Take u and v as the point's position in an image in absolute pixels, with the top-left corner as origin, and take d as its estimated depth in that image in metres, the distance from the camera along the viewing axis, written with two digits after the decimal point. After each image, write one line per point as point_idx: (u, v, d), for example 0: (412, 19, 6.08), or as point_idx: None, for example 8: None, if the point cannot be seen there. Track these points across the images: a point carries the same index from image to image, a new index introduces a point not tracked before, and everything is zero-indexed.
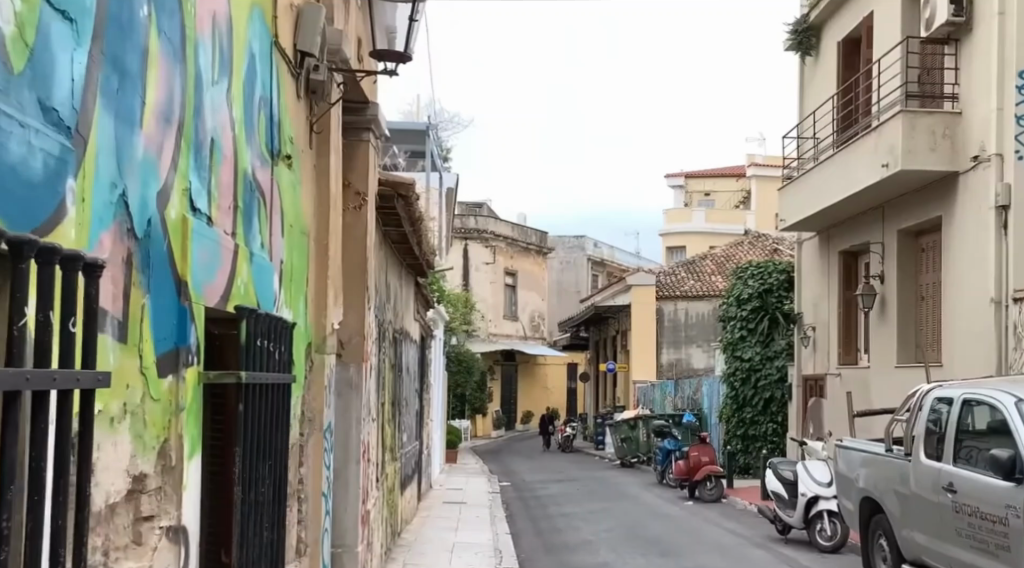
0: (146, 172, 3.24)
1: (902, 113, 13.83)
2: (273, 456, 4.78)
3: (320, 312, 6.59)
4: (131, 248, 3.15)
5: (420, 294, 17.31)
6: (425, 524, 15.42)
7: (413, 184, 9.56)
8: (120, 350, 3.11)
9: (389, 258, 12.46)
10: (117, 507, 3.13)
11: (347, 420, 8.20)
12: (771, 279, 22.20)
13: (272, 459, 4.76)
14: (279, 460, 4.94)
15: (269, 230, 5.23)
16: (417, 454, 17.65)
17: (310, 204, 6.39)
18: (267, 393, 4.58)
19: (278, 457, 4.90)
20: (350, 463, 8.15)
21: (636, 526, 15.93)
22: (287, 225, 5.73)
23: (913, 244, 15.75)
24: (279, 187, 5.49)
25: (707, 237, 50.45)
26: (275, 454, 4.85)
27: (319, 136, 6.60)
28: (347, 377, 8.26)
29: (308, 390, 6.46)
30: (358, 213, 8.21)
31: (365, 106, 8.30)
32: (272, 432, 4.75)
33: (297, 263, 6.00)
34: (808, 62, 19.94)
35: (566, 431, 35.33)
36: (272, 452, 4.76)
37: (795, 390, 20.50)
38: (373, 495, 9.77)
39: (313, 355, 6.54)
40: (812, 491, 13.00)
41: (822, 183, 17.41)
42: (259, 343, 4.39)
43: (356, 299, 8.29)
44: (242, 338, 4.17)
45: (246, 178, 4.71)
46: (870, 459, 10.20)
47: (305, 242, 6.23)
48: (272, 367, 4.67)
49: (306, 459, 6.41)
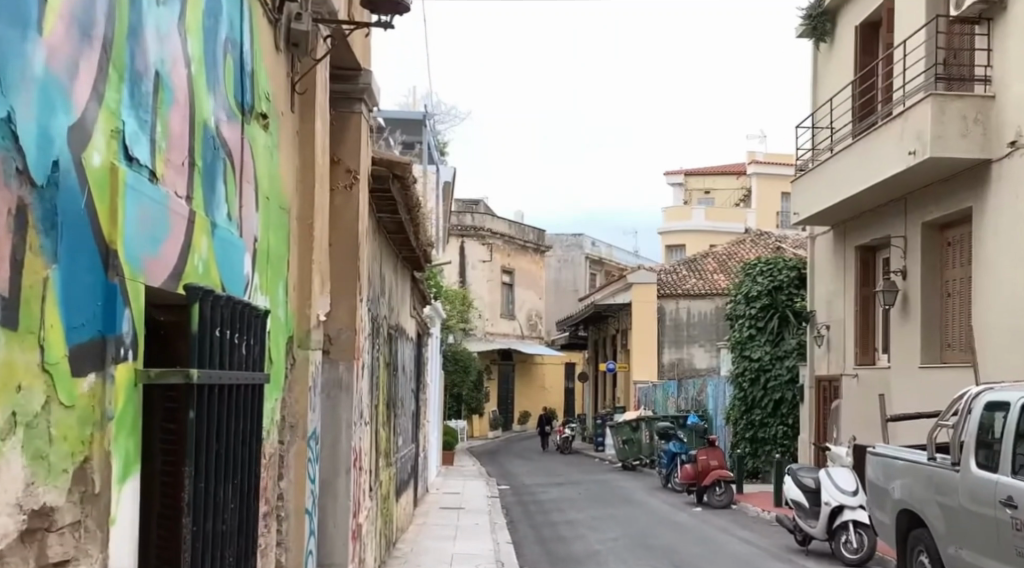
0: (50, 95, 2.40)
1: (931, 97, 13.01)
2: (240, 475, 3.90)
3: (303, 302, 5.74)
4: (24, 198, 2.30)
5: (416, 289, 16.42)
6: (422, 532, 14.57)
7: (410, 165, 8.70)
8: (5, 338, 2.25)
9: (384, 248, 11.59)
10: (3, 557, 2.26)
11: (337, 425, 7.34)
12: (781, 276, 21.49)
13: (238, 477, 3.89)
14: (248, 478, 4.07)
15: (238, 200, 4.36)
16: (413, 458, 16.81)
17: (290, 174, 5.52)
18: (232, 395, 3.72)
19: (246, 476, 4.02)
20: (340, 473, 7.29)
21: (646, 535, 15.06)
22: (262, 195, 4.85)
23: (938, 238, 14.92)
24: (252, 149, 4.61)
25: (708, 236, 49.41)
26: (243, 473, 3.97)
27: (302, 98, 5.74)
28: (336, 377, 7.35)
29: (289, 391, 5.60)
30: (349, 193, 7.38)
31: (358, 74, 7.52)
32: (240, 443, 3.90)
33: (275, 243, 5.14)
34: (822, 49, 19.07)
35: (565, 432, 34.48)
36: (238, 470, 3.89)
37: (807, 391, 19.69)
38: (366, 505, 8.89)
39: (295, 351, 5.69)
40: (836, 500, 12.19)
41: (839, 174, 16.56)
42: (219, 334, 3.53)
43: (347, 288, 7.40)
44: (194, 326, 3.30)
45: (208, 132, 3.84)
46: (906, 468, 9.37)
47: (285, 217, 5.37)
48: (238, 363, 3.81)
49: (286, 471, 5.56)
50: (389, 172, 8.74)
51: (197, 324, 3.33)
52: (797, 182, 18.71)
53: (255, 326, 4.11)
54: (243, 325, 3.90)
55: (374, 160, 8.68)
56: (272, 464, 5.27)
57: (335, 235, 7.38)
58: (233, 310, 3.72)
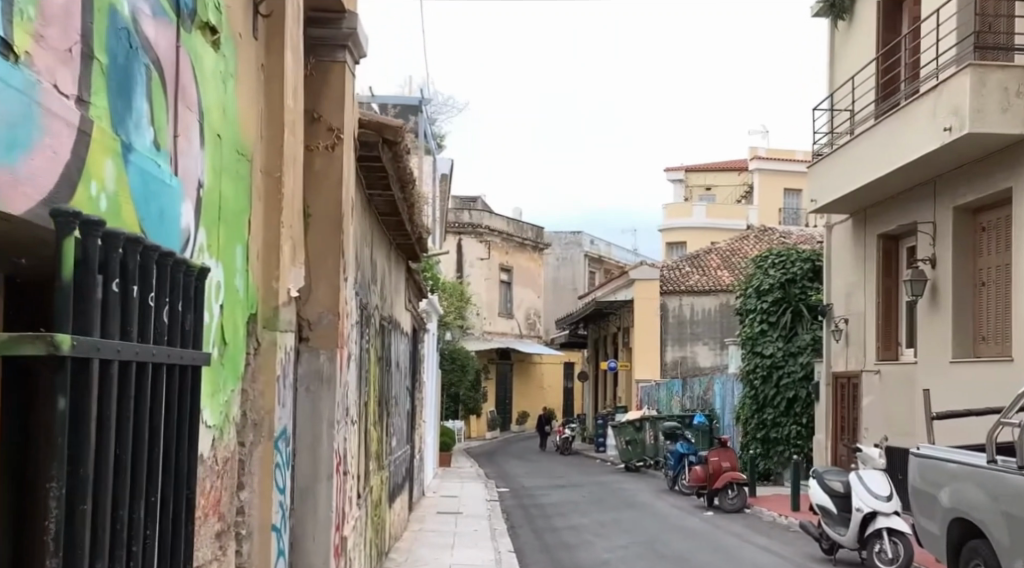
0: None
1: (970, 68, 12.16)
2: (165, 485, 2.93)
3: (268, 273, 4.72)
4: None
5: (412, 280, 15.45)
6: (416, 540, 13.59)
7: (403, 129, 7.60)
8: None
9: (376, 232, 10.62)
10: None
11: (317, 425, 6.33)
12: (795, 268, 20.56)
13: (161, 489, 2.92)
14: (187, 489, 3.10)
15: (172, 127, 3.30)
16: (408, 460, 15.84)
17: (252, 112, 4.47)
18: (150, 374, 2.74)
19: (180, 490, 3.04)
20: (321, 480, 6.32)
21: (656, 541, 14.07)
22: (211, 131, 3.80)
23: (971, 223, 13.95)
24: (196, 67, 3.57)
25: (709, 233, 48.36)
26: (173, 485, 3.00)
27: (268, 23, 4.70)
28: (316, 369, 6.34)
29: (250, 380, 4.58)
30: (331, 155, 6.38)
31: (341, 17, 6.44)
32: (170, 443, 2.93)
33: (230, 194, 4.10)
34: (840, 27, 18.15)
35: (565, 433, 33.45)
36: (161, 479, 2.92)
37: (823, 389, 18.70)
38: (353, 517, 7.85)
39: (260, 332, 4.67)
40: (868, 506, 11.12)
41: (863, 156, 15.58)
42: (117, 287, 2.53)
43: (329, 265, 6.37)
44: (66, 270, 2.34)
45: (117, 19, 2.79)
46: (961, 471, 8.34)
47: (244, 167, 4.33)
48: (159, 333, 2.79)
49: (248, 479, 4.56)
50: (378, 137, 7.66)
51: (71, 270, 2.36)
52: (814, 168, 17.70)
53: (189, 288, 3.05)
54: (168, 285, 2.86)
55: (361, 123, 7.62)
56: (227, 472, 4.27)
57: (314, 203, 6.35)
58: (144, 264, 2.68)
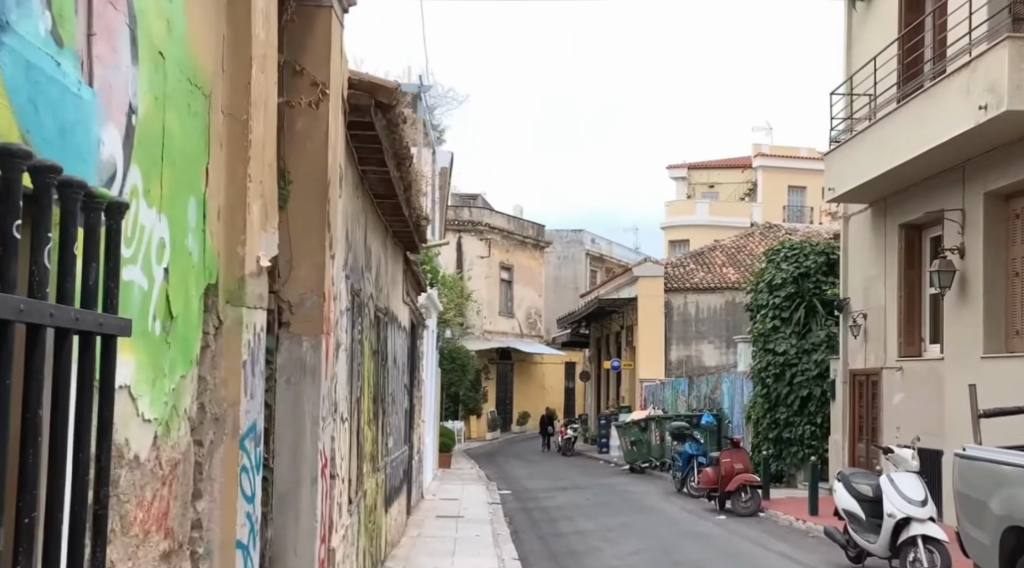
0: None
1: (1008, 40, 11.43)
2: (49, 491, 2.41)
3: (232, 235, 3.91)
4: None
5: (412, 272, 14.75)
6: (415, 546, 12.81)
7: (399, 89, 6.77)
8: None
9: (371, 214, 9.81)
10: None
11: (298, 422, 5.51)
12: (808, 262, 19.81)
13: (37, 500, 2.39)
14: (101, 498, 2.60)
15: (89, 23, 2.54)
16: (405, 460, 15.01)
17: (211, 36, 3.65)
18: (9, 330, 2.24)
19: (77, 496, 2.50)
20: (304, 483, 5.48)
21: (670, 547, 13.25)
22: (151, 42, 2.99)
23: (1002, 210, 13.20)
24: None
25: (713, 230, 47.51)
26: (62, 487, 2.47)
27: None
28: (297, 357, 5.54)
29: (207, 363, 3.79)
30: (314, 112, 5.57)
31: None
32: (51, 432, 2.43)
33: (177, 128, 3.27)
34: (858, 8, 17.38)
35: (567, 433, 32.58)
36: (40, 485, 2.40)
37: (840, 387, 17.88)
38: (342, 524, 7.02)
39: (221, 309, 3.87)
40: (901, 510, 10.29)
41: (884, 139, 14.79)
42: None
43: (311, 237, 5.55)
44: None
45: None
46: (1015, 477, 7.51)
47: (199, 99, 3.51)
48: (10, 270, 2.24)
49: (204, 486, 3.75)
50: (370, 99, 6.82)
51: None
52: (831, 156, 16.88)
53: (70, 213, 2.41)
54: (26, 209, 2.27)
55: (352, 82, 6.78)
56: (177, 480, 3.46)
57: (292, 167, 5.53)
58: (5, 180, 2.19)
